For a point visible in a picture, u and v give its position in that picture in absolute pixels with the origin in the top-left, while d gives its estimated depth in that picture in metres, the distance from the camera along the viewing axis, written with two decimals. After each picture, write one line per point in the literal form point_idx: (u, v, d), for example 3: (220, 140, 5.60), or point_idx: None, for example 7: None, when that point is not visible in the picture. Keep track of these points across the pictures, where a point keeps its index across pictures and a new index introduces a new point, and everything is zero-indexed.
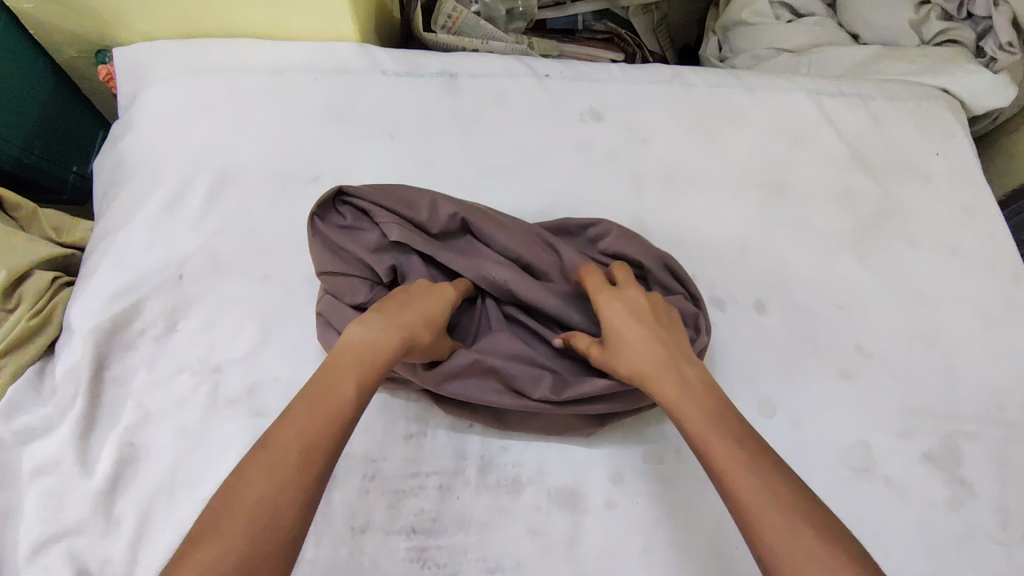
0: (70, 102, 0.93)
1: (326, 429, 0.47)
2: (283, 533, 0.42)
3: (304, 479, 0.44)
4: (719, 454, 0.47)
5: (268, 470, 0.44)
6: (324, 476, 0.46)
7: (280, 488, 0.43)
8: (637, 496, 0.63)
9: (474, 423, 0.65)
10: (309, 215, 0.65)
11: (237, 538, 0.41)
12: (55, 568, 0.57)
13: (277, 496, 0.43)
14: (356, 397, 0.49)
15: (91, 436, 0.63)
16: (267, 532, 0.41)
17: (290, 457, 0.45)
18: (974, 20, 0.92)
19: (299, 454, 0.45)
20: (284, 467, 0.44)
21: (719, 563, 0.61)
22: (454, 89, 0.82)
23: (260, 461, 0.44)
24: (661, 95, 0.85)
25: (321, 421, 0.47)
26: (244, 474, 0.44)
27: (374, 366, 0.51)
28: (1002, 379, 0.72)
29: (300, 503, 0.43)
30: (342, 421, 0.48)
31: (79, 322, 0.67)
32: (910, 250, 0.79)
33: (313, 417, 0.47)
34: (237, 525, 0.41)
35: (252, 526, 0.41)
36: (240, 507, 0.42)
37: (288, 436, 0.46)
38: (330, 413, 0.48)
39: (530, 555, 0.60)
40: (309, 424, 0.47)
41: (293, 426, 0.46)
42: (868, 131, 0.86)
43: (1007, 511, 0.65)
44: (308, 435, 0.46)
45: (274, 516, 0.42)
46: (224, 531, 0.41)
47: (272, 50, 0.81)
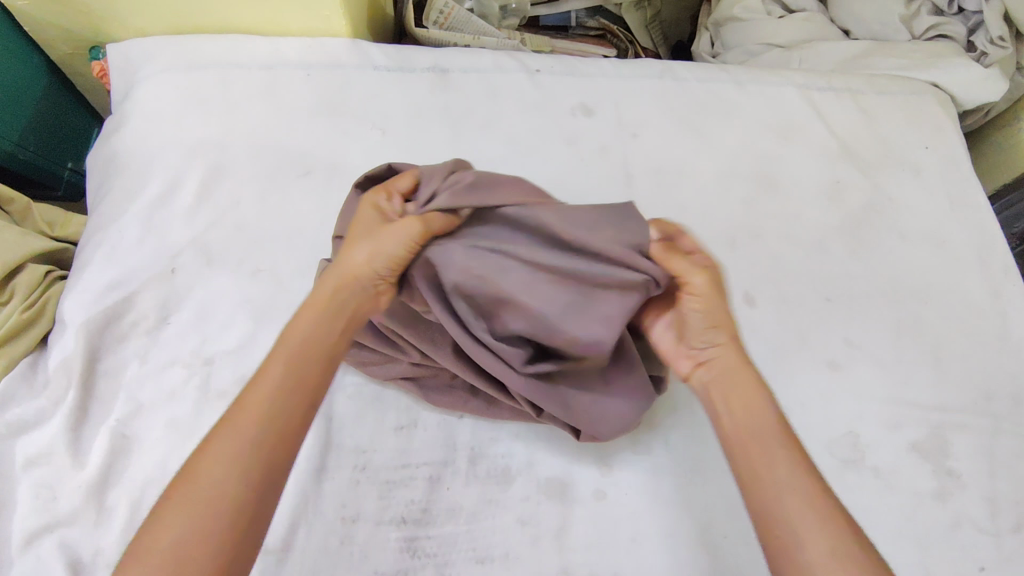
0: (64, 99, 0.94)
1: (265, 401, 0.46)
2: (228, 510, 0.42)
3: (248, 459, 0.44)
4: (776, 453, 0.48)
5: (209, 455, 0.44)
6: (264, 452, 0.45)
7: (219, 470, 0.43)
8: (626, 486, 0.63)
9: (464, 415, 0.65)
10: (353, 183, 0.64)
11: (187, 521, 0.41)
12: (47, 558, 0.57)
13: (217, 480, 0.43)
14: (288, 371, 0.48)
15: (84, 427, 0.63)
16: (211, 513, 0.42)
17: (230, 439, 0.44)
18: (965, 14, 0.91)
19: (238, 433, 0.45)
20: (219, 449, 0.44)
21: (707, 552, 0.61)
22: (445, 84, 0.83)
23: (205, 441, 0.45)
24: (650, 90, 0.86)
25: (258, 398, 0.46)
26: (192, 460, 0.44)
27: (319, 345, 0.50)
28: (990, 371, 0.72)
29: (241, 482, 0.43)
30: (284, 394, 0.47)
31: (72, 315, 0.67)
32: (899, 242, 0.79)
33: (250, 395, 0.47)
34: (185, 510, 0.42)
35: (196, 508, 0.42)
36: (180, 498, 0.42)
37: (223, 421, 0.46)
38: (262, 386, 0.47)
39: (519, 545, 0.60)
40: (254, 402, 0.46)
41: (230, 409, 0.46)
42: (857, 123, 0.86)
43: (995, 502, 0.66)
44: (248, 412, 0.46)
45: (214, 496, 0.42)
46: (171, 512, 0.42)
47: (263, 46, 0.81)
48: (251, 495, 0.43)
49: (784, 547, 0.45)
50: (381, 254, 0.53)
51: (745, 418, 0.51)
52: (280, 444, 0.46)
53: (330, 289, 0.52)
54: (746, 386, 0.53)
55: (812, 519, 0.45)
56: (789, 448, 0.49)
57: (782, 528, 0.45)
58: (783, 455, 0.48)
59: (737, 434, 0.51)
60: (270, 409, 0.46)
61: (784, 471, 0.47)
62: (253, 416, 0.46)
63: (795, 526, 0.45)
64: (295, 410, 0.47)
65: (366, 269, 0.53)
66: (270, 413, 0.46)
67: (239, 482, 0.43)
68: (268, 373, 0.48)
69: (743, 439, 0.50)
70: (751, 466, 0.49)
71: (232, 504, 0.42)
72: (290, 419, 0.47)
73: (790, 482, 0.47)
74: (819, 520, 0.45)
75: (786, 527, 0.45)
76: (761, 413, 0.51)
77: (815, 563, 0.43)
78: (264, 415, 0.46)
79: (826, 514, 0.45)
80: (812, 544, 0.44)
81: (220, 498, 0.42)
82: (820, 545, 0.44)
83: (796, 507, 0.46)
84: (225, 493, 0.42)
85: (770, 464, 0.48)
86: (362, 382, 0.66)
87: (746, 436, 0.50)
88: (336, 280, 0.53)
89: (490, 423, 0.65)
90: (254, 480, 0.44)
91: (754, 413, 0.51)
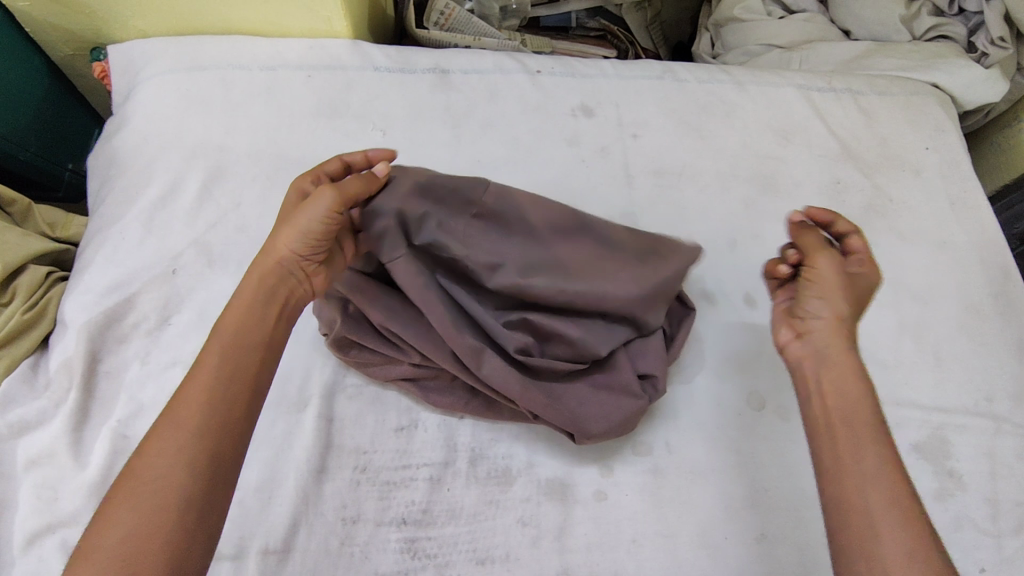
0: (66, 100, 0.94)
1: (201, 394, 0.46)
2: (173, 503, 0.42)
3: (190, 450, 0.44)
4: (865, 442, 0.49)
5: (152, 450, 0.44)
6: (207, 442, 0.44)
7: (162, 464, 0.43)
8: (627, 488, 0.63)
9: (464, 416, 0.65)
10: None
11: (135, 518, 0.41)
12: (49, 559, 0.58)
13: (161, 474, 0.43)
14: (225, 360, 0.48)
15: (85, 428, 0.64)
16: (159, 506, 0.42)
17: (171, 433, 0.44)
18: (966, 15, 0.92)
19: (178, 427, 0.44)
20: (162, 444, 0.44)
21: (708, 553, 0.61)
22: (446, 85, 0.83)
23: (144, 438, 0.45)
24: (651, 91, 0.86)
25: (195, 390, 0.46)
26: (136, 457, 0.44)
27: (255, 334, 0.50)
28: (991, 372, 0.72)
29: (184, 474, 0.43)
30: (223, 383, 0.47)
31: (74, 316, 0.67)
32: (900, 242, 0.79)
33: (188, 388, 0.46)
34: (133, 507, 0.42)
35: (142, 503, 0.42)
36: (125, 495, 0.42)
37: (163, 416, 0.45)
38: (199, 378, 0.47)
39: (519, 546, 0.60)
40: (192, 395, 0.46)
41: (169, 403, 0.46)
42: (858, 125, 0.86)
43: (996, 503, 0.66)
44: (187, 404, 0.45)
45: (160, 490, 0.42)
46: (114, 511, 0.42)
47: (264, 47, 0.81)
48: (196, 487, 0.43)
49: (851, 527, 0.46)
50: (296, 234, 0.52)
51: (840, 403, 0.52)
52: (223, 433, 0.45)
53: (258, 278, 0.52)
54: (844, 371, 0.53)
55: (889, 511, 0.46)
56: (880, 438, 0.49)
57: (852, 510, 0.47)
58: (872, 448, 0.49)
59: (825, 419, 0.52)
60: (210, 400, 0.46)
61: (869, 460, 0.48)
62: (191, 409, 0.45)
63: (873, 512, 0.46)
64: (235, 401, 0.47)
65: (286, 251, 0.52)
66: (210, 405, 0.46)
67: (185, 473, 0.43)
68: (201, 366, 0.47)
69: (834, 419, 0.51)
70: (839, 450, 0.50)
71: (176, 497, 0.42)
72: (232, 409, 0.46)
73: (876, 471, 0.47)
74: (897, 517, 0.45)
75: (862, 513, 0.46)
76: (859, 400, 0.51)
77: (890, 551, 0.44)
78: (203, 406, 0.45)
79: (906, 510, 0.46)
80: (889, 533, 0.45)
81: (161, 492, 0.42)
82: (891, 531, 0.45)
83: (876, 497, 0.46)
84: (169, 486, 0.42)
85: (861, 453, 0.49)
86: (362, 383, 0.66)
87: (839, 420, 0.51)
88: (263, 266, 0.52)
89: (491, 424, 0.66)
90: (197, 471, 0.43)
91: (847, 403, 0.51)
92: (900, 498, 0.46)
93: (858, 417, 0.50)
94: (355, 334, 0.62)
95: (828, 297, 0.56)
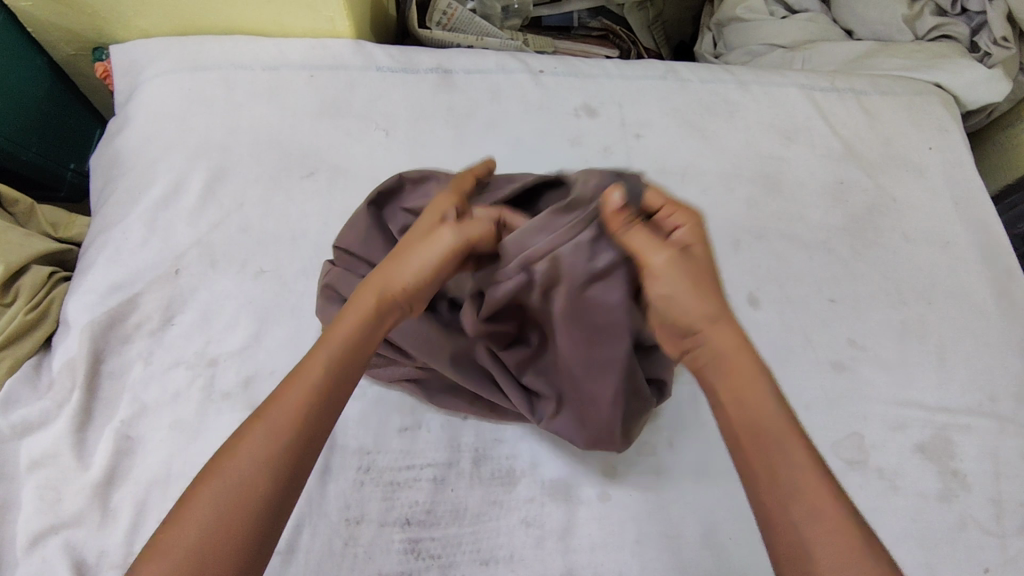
0: (68, 100, 0.94)
1: (296, 402, 0.45)
2: (252, 516, 0.42)
3: (276, 463, 0.43)
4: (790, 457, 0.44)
5: (239, 453, 0.43)
6: (293, 458, 0.44)
7: (246, 472, 0.42)
8: (631, 488, 0.63)
9: (468, 416, 0.65)
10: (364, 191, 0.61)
11: (211, 523, 0.41)
12: (52, 560, 0.57)
13: (246, 481, 0.42)
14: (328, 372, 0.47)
15: (88, 429, 0.63)
16: (235, 515, 0.41)
17: (260, 438, 0.44)
18: (969, 15, 0.91)
19: (270, 433, 0.44)
20: (251, 448, 0.43)
21: (712, 553, 0.61)
22: (449, 85, 0.83)
23: (231, 443, 0.44)
24: (654, 91, 0.86)
25: (293, 401, 0.45)
26: (222, 454, 0.44)
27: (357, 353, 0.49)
28: (995, 372, 0.72)
29: (266, 488, 0.42)
30: (318, 397, 0.46)
31: (76, 317, 0.67)
32: (903, 243, 0.79)
33: (286, 394, 0.46)
34: (212, 510, 0.41)
35: (220, 507, 0.41)
36: (206, 493, 0.42)
37: (257, 416, 0.45)
38: (298, 387, 0.46)
39: (524, 546, 0.60)
40: (290, 404, 0.45)
41: (265, 404, 0.45)
42: (861, 125, 0.86)
43: (1000, 503, 0.66)
44: (283, 411, 0.45)
45: (240, 498, 0.42)
46: (193, 508, 0.42)
47: (267, 47, 0.81)
48: (274, 502, 0.43)
49: (797, 566, 0.41)
50: (415, 272, 0.50)
51: (752, 413, 0.46)
52: (309, 452, 0.45)
53: (372, 301, 0.50)
54: (742, 372, 0.47)
55: (823, 536, 0.41)
56: (795, 447, 0.44)
57: (791, 543, 0.41)
58: (788, 456, 0.44)
59: (740, 435, 0.46)
60: (307, 412, 0.45)
61: (790, 477, 0.43)
62: (285, 416, 0.45)
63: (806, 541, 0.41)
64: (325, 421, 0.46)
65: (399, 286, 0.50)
66: (301, 420, 0.45)
67: (264, 486, 0.42)
68: (301, 377, 0.47)
69: (747, 436, 0.45)
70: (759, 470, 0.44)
71: (252, 510, 0.42)
72: (317, 429, 0.45)
73: (801, 487, 0.42)
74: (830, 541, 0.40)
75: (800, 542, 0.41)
76: (765, 405, 0.46)
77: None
78: (300, 419, 0.45)
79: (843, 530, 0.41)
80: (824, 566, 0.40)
81: (241, 499, 0.42)
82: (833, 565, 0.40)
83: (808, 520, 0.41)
84: (248, 497, 0.42)
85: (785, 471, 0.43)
86: (365, 384, 0.66)
87: (750, 435, 0.45)
88: (376, 292, 0.50)
89: (495, 424, 0.65)
90: (278, 485, 0.43)
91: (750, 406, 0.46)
92: (835, 517, 0.41)
93: (768, 425, 0.45)
94: None
95: (683, 295, 0.48)
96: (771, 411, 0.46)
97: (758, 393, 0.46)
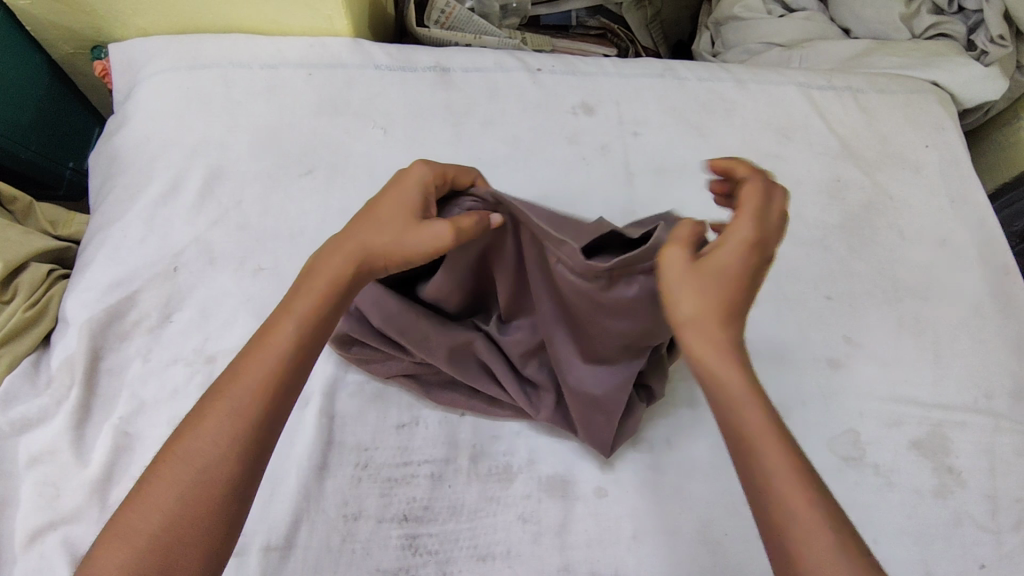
0: (67, 98, 0.94)
1: (258, 373, 0.45)
2: (216, 487, 0.42)
3: (239, 437, 0.43)
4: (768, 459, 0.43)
5: (201, 427, 0.43)
6: (256, 431, 0.44)
7: (208, 446, 0.43)
8: (628, 485, 0.63)
9: (465, 412, 0.66)
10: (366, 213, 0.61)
11: (173, 498, 0.41)
12: (50, 556, 0.58)
13: (207, 458, 0.42)
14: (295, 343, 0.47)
15: (86, 426, 0.64)
16: (199, 490, 0.42)
17: (222, 411, 0.44)
18: (965, 13, 0.92)
19: (230, 406, 0.44)
20: (210, 424, 0.43)
21: (708, 549, 0.61)
22: (447, 83, 0.83)
23: (195, 416, 0.44)
24: (651, 89, 0.86)
25: (256, 373, 0.45)
26: (186, 427, 0.44)
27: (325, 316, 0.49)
28: (991, 369, 0.72)
29: (232, 465, 0.43)
30: (281, 364, 0.46)
31: (75, 314, 0.68)
32: (899, 240, 0.80)
33: (249, 368, 0.46)
34: (175, 486, 0.42)
35: (184, 483, 0.42)
36: (173, 468, 0.42)
37: (222, 388, 0.45)
38: (265, 356, 0.46)
39: (521, 542, 0.60)
40: (252, 374, 0.45)
41: (230, 376, 0.45)
42: (858, 123, 0.86)
43: (996, 499, 0.66)
44: (246, 381, 0.45)
45: (204, 473, 0.42)
46: (160, 486, 0.42)
47: (265, 46, 0.82)
48: (242, 474, 0.43)
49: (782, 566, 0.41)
50: (404, 248, 0.52)
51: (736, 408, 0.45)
52: (269, 425, 0.45)
53: (351, 262, 0.51)
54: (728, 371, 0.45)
55: (802, 539, 0.40)
56: (778, 450, 0.43)
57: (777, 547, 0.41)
58: (770, 456, 0.43)
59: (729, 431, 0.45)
60: (269, 382, 0.45)
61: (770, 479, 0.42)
62: (247, 390, 0.45)
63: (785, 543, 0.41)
64: (290, 392, 0.46)
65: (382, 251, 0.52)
66: (262, 390, 0.45)
67: (227, 463, 0.43)
68: (266, 345, 0.47)
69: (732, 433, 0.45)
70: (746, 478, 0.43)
71: (218, 486, 0.42)
72: (278, 401, 0.45)
73: (780, 492, 0.41)
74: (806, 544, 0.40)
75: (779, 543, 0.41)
76: (748, 405, 0.44)
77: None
78: (262, 392, 0.45)
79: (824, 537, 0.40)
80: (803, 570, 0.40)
81: (202, 473, 0.42)
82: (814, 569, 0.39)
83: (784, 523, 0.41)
84: (210, 470, 0.42)
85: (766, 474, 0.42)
86: (363, 381, 0.66)
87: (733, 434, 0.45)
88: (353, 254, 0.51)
89: (492, 421, 0.66)
90: (239, 459, 0.43)
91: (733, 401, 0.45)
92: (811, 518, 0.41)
93: (755, 428, 0.44)
94: (357, 333, 0.62)
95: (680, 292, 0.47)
96: (754, 410, 0.44)
97: (744, 392, 0.45)
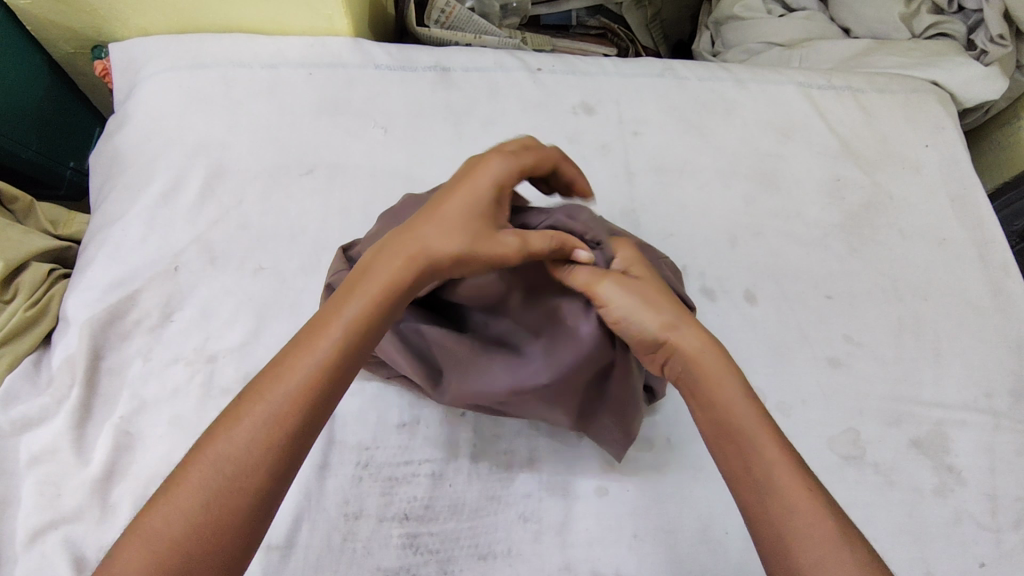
0: (67, 98, 0.94)
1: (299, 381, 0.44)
2: (245, 494, 0.41)
3: (274, 443, 0.42)
4: (760, 453, 0.47)
5: (237, 427, 0.43)
6: (291, 436, 0.43)
7: (242, 448, 0.42)
8: (629, 484, 0.63)
9: (467, 412, 0.66)
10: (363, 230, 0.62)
11: (201, 499, 0.40)
12: (51, 555, 0.58)
13: (241, 460, 0.42)
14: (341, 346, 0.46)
15: (87, 425, 0.64)
16: (228, 494, 0.41)
17: (260, 411, 0.43)
18: (966, 12, 0.92)
19: (268, 407, 0.43)
20: (247, 425, 0.43)
21: (709, 548, 0.61)
22: (447, 83, 0.83)
23: (232, 413, 0.43)
24: (651, 88, 0.86)
25: (298, 374, 0.44)
26: (222, 423, 0.43)
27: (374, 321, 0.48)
28: (991, 368, 0.73)
29: (265, 470, 0.42)
30: (324, 365, 0.45)
31: (76, 313, 0.68)
32: (899, 239, 0.80)
33: (290, 367, 0.45)
34: (204, 486, 0.41)
35: (215, 484, 0.41)
36: (204, 468, 0.41)
37: (261, 386, 0.44)
38: (308, 356, 0.45)
39: (521, 541, 0.61)
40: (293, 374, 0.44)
41: (270, 372, 0.45)
42: (858, 123, 0.87)
43: (996, 498, 0.66)
44: (287, 381, 0.44)
45: (235, 477, 0.41)
46: (190, 485, 0.41)
47: (265, 45, 0.82)
48: (273, 480, 0.42)
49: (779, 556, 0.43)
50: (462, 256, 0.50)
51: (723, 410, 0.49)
52: (304, 431, 0.44)
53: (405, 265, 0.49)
54: (709, 374, 0.50)
55: (797, 526, 0.43)
56: (768, 443, 0.47)
57: (772, 537, 0.44)
58: (761, 450, 0.47)
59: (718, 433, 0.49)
60: (310, 386, 0.44)
61: (762, 472, 0.46)
62: (286, 393, 0.44)
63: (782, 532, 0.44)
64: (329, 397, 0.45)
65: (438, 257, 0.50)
66: (302, 394, 0.44)
67: (258, 468, 0.42)
68: (312, 344, 0.45)
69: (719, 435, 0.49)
70: (737, 476, 0.47)
71: (248, 491, 0.41)
72: (316, 404, 0.44)
73: (772, 483, 0.45)
74: (802, 527, 0.43)
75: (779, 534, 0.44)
76: (734, 406, 0.49)
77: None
78: (301, 395, 0.44)
79: (822, 524, 0.43)
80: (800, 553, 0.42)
81: (235, 482, 0.41)
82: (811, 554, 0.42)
83: (779, 514, 0.44)
84: (241, 475, 0.41)
85: (758, 467, 0.46)
86: (363, 380, 0.66)
87: (721, 435, 0.49)
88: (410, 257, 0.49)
89: (492, 420, 0.66)
90: (274, 472, 0.42)
91: (719, 404, 0.49)
92: (804, 504, 0.44)
93: (744, 426, 0.48)
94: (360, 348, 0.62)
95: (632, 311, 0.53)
96: (740, 410, 0.49)
97: (726, 392, 0.49)
